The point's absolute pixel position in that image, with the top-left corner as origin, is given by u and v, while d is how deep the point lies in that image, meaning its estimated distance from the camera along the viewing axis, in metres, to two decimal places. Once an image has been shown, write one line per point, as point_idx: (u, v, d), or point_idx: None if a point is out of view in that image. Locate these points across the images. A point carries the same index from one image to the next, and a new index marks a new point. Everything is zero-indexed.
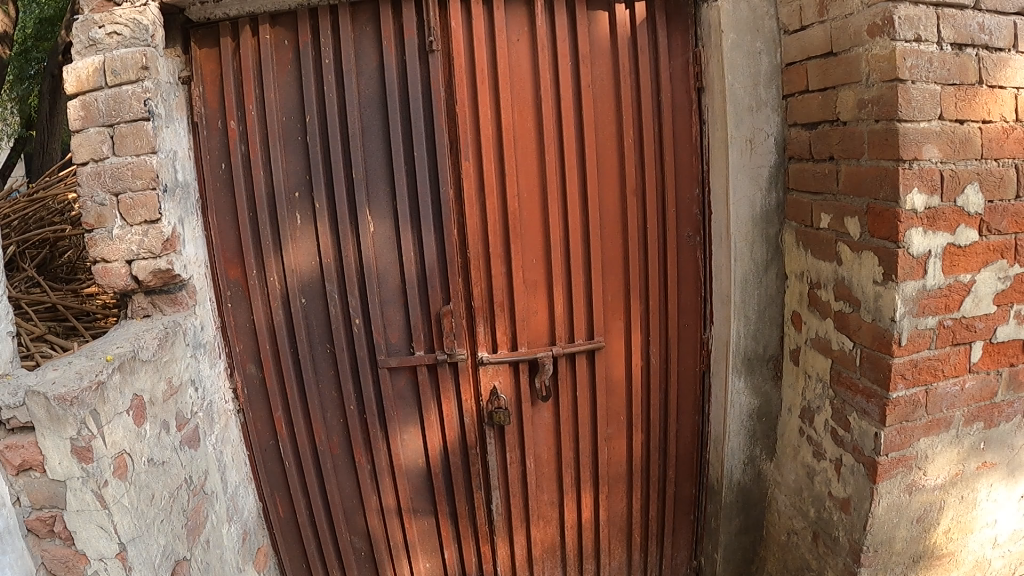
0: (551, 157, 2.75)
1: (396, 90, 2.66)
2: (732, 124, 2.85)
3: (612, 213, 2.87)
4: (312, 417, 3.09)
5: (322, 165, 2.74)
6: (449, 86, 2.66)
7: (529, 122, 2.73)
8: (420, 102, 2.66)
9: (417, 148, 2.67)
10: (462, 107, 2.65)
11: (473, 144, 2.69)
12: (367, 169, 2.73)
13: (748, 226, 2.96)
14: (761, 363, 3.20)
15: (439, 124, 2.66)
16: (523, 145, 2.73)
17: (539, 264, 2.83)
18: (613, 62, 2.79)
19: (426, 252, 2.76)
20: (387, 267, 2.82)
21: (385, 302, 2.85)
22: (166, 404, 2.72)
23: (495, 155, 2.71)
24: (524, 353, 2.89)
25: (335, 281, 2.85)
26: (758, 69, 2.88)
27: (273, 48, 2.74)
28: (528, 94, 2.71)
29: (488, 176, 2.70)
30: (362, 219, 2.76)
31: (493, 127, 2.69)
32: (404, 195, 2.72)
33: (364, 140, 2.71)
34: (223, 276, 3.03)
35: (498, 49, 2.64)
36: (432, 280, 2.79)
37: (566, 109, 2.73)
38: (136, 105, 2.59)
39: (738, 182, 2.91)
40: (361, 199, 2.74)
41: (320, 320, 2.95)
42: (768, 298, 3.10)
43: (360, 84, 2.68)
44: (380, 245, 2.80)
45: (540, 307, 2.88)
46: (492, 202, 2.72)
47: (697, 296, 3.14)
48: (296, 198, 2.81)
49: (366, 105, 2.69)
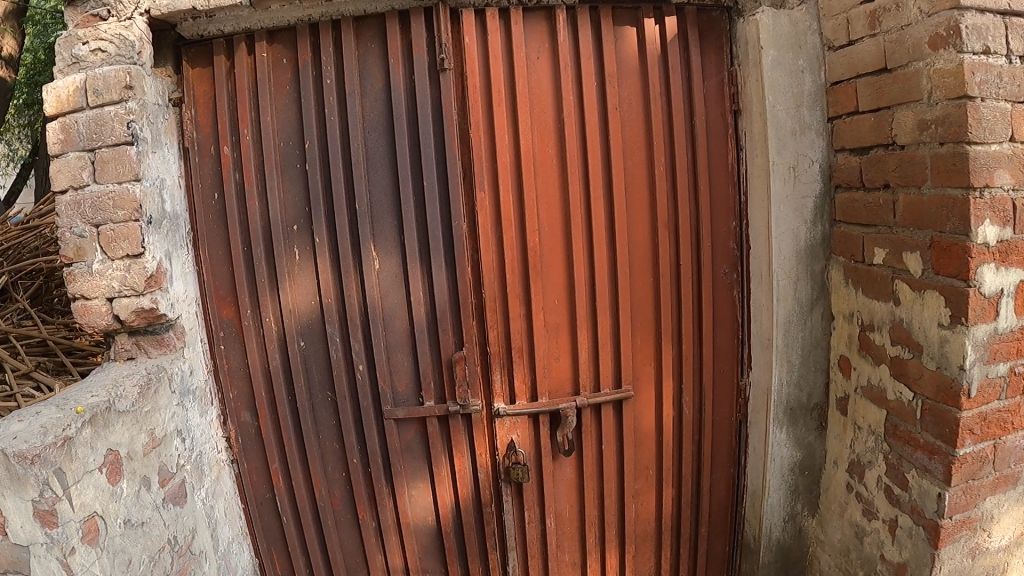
0: (575, 187, 2.46)
1: (403, 113, 2.39)
2: (774, 149, 2.58)
3: (642, 248, 2.58)
4: (312, 470, 2.83)
5: (323, 196, 2.48)
6: (462, 109, 2.39)
7: (551, 148, 2.45)
8: (431, 126, 2.38)
9: (427, 177, 2.40)
10: (475, 133, 2.38)
11: (489, 173, 2.41)
12: (371, 200, 2.45)
13: (793, 262, 2.67)
14: (804, 414, 2.90)
15: (451, 151, 2.38)
16: (545, 174, 2.45)
17: (561, 305, 2.55)
18: (643, 81, 2.51)
19: (436, 293, 2.48)
20: (393, 309, 2.54)
21: (392, 346, 2.57)
22: (147, 458, 2.44)
23: (513, 185, 2.43)
24: (546, 404, 2.59)
25: (336, 323, 2.59)
26: (801, 88, 2.62)
27: (270, 67, 2.51)
28: (549, 117, 2.44)
29: (505, 209, 2.42)
30: (366, 256, 2.49)
31: (511, 155, 2.42)
32: (412, 230, 2.44)
33: (368, 169, 2.44)
34: (217, 316, 2.78)
35: (517, 67, 2.37)
36: (443, 322, 2.51)
37: (591, 134, 2.45)
38: (119, 127, 2.38)
39: (781, 215, 2.62)
40: (365, 233, 2.47)
41: (321, 364, 2.68)
42: (813, 340, 2.81)
43: (364, 105, 2.41)
44: (386, 285, 2.52)
45: (562, 352, 2.59)
46: (510, 237, 2.44)
47: (735, 339, 2.89)
48: (294, 232, 2.55)
49: (370, 130, 2.43)
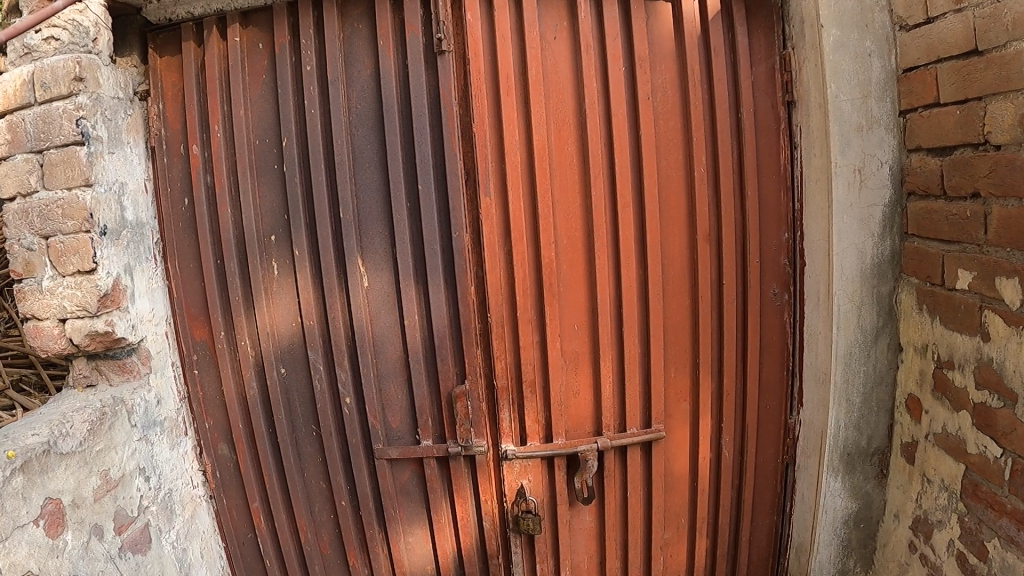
0: (599, 193, 2.01)
1: (395, 103, 1.95)
2: (837, 148, 2.17)
3: (677, 264, 2.17)
4: (295, 512, 2.45)
5: (302, 203, 2.05)
6: (464, 98, 1.93)
7: (570, 146, 1.99)
8: (426, 118, 1.93)
9: (423, 179, 1.94)
10: (479, 128, 1.92)
11: (497, 177, 1.95)
12: (359, 207, 2.01)
13: (857, 283, 2.27)
14: (862, 460, 2.53)
15: (450, 149, 1.92)
16: (563, 177, 1.99)
17: (582, 332, 2.11)
18: (679, 68, 2.11)
19: (434, 317, 2.02)
20: (385, 331, 2.08)
21: (383, 377, 2.13)
22: (99, 504, 2.12)
23: (527, 191, 1.97)
24: (562, 445, 2.19)
25: (320, 348, 2.16)
26: (868, 75, 2.21)
27: (244, 53, 2.17)
28: (569, 109, 1.98)
29: (516, 221, 1.96)
30: (352, 272, 2.02)
31: (523, 152, 1.96)
32: (405, 245, 1.99)
33: (355, 169, 2.00)
34: (189, 337, 2.44)
35: (530, 48, 1.92)
36: (441, 351, 2.04)
37: (619, 129, 2.00)
38: (68, 125, 2.07)
39: (844, 226, 2.21)
40: (350, 244, 2.01)
41: (304, 396, 2.29)
42: (877, 376, 2.44)
43: (349, 95, 2.00)
44: (377, 308, 2.06)
45: (583, 388, 2.18)
46: (521, 251, 1.97)
47: (783, 369, 2.50)
48: (272, 244, 2.16)
49: (357, 123, 1.99)
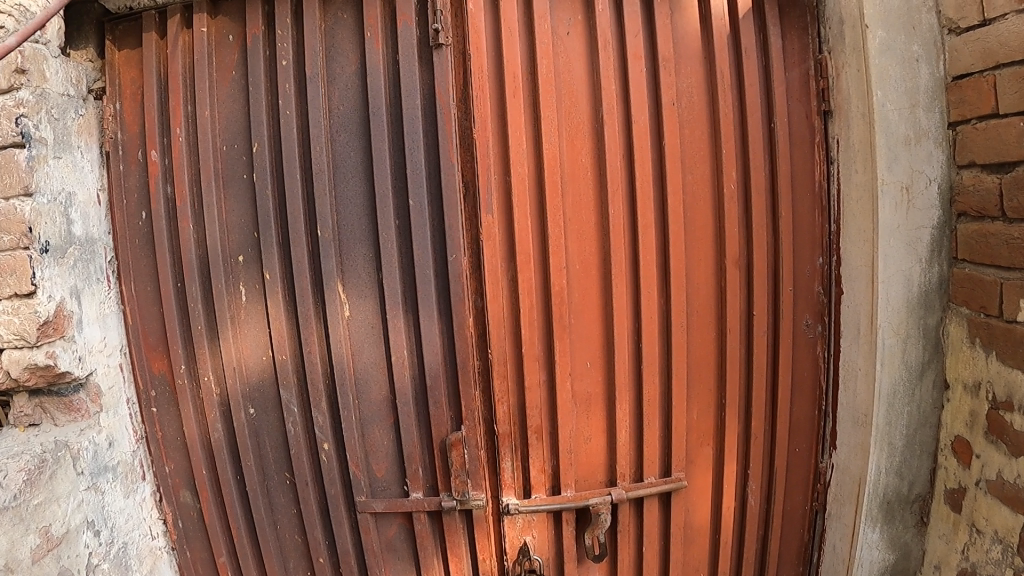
0: (618, 210, 1.73)
1: (384, 105, 1.67)
2: (884, 164, 1.92)
3: (703, 292, 1.90)
4: (265, 569, 2.14)
5: (274, 218, 1.77)
6: (464, 101, 1.66)
7: (583, 156, 1.71)
8: (419, 122, 1.66)
9: (415, 192, 1.66)
10: (480, 135, 1.64)
11: (502, 192, 1.66)
12: (339, 224, 1.72)
13: (903, 316, 2.03)
14: (902, 508, 2.25)
15: (447, 158, 1.64)
16: (576, 191, 1.71)
17: (595, 369, 1.83)
18: (707, 71, 1.86)
19: (426, 353, 1.73)
20: (368, 366, 1.79)
21: (367, 420, 1.85)
22: (37, 566, 1.80)
23: (535, 207, 1.68)
24: (572, 498, 1.89)
25: (294, 386, 1.87)
26: (916, 83, 1.98)
27: (212, 47, 1.91)
28: (584, 114, 1.71)
29: (522, 241, 1.67)
30: (330, 299, 1.74)
31: (531, 163, 1.68)
32: (393, 270, 1.69)
33: (335, 180, 1.71)
34: (147, 370, 2.15)
35: (541, 43, 1.66)
36: (435, 391, 1.75)
37: (641, 138, 1.74)
38: (6, 124, 1.78)
39: (891, 250, 1.96)
40: (329, 268, 1.72)
41: (276, 440, 2.00)
42: (921, 417, 2.18)
43: (331, 95, 1.72)
44: (360, 341, 1.78)
45: (596, 432, 1.90)
46: (528, 277, 1.68)
47: (814, 409, 2.25)
48: (239, 265, 1.87)
49: (339, 127, 1.71)
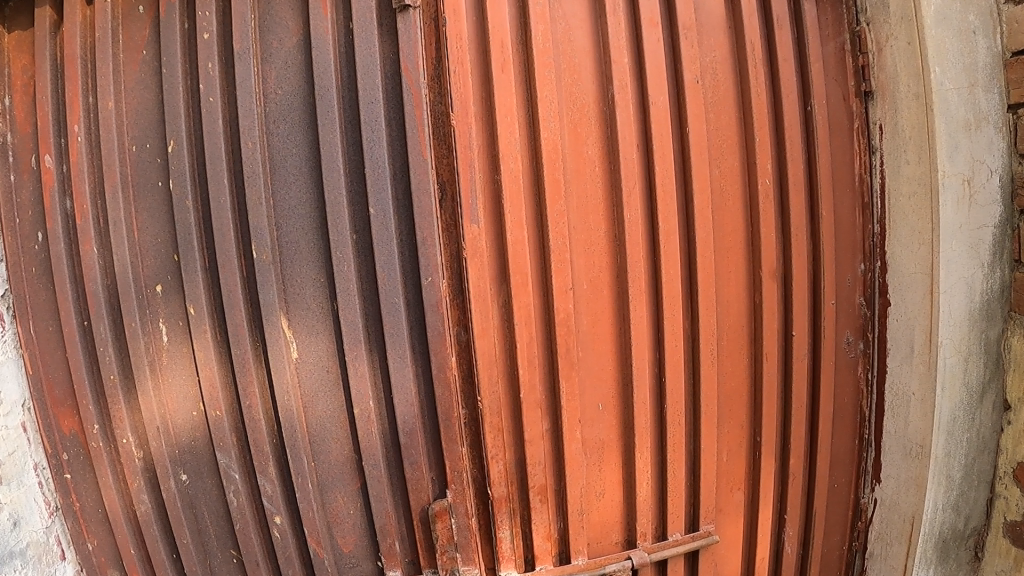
0: (635, 214, 1.36)
1: (333, 87, 1.27)
2: (944, 153, 1.62)
3: (736, 311, 1.54)
4: None
5: (197, 236, 1.38)
6: (437, 78, 1.27)
7: (589, 147, 1.35)
8: (381, 104, 1.25)
9: (377, 198, 1.25)
10: (460, 121, 1.25)
11: (490, 194, 1.27)
12: (280, 241, 1.31)
13: (964, 330, 1.72)
14: (957, 546, 1.91)
15: (417, 153, 1.24)
16: (582, 191, 1.34)
17: (608, 413, 1.44)
18: (735, 44, 1.53)
19: (398, 405, 1.32)
20: (324, 421, 1.41)
21: (326, 486, 1.46)
22: None
23: (531, 213, 1.30)
24: (585, 567, 1.47)
25: (236, 447, 1.49)
26: (973, 59, 1.68)
27: (118, 24, 1.51)
28: (589, 95, 1.35)
29: (517, 257, 1.27)
30: (271, 338, 1.35)
31: (524, 157, 1.30)
32: (351, 299, 1.28)
33: (273, 186, 1.31)
34: (55, 430, 1.72)
35: (535, 4, 1.30)
36: (411, 450, 1.35)
37: (660, 125, 1.38)
38: None
39: (953, 255, 1.66)
40: (268, 298, 1.32)
41: (218, 511, 1.62)
42: (980, 444, 1.85)
43: (265, 76, 1.33)
44: (314, 390, 1.39)
45: (611, 486, 1.50)
46: (525, 303, 1.29)
47: (855, 438, 1.90)
48: (157, 297, 1.49)
49: (276, 118, 1.31)
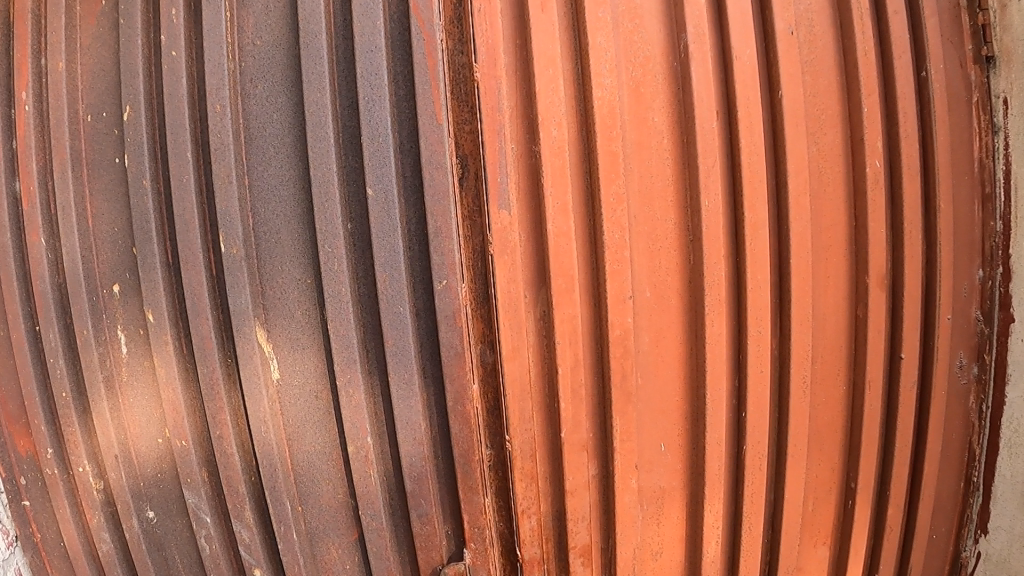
0: (715, 200, 1.05)
1: (323, 33, 0.96)
2: None
3: (831, 327, 1.23)
4: None
5: (156, 224, 1.11)
6: (457, 13, 0.92)
7: (655, 113, 1.03)
8: (383, 54, 0.93)
9: (377, 176, 0.93)
10: (485, 74, 0.91)
11: (525, 172, 0.94)
12: (255, 231, 1.03)
13: None
14: None
15: (429, 116, 0.91)
16: (646, 170, 1.02)
17: (672, 455, 1.12)
18: None
19: (403, 444, 1.02)
20: (312, 457, 1.12)
21: (315, 537, 1.16)
22: None
23: (579, 196, 0.97)
24: None
25: (207, 483, 1.21)
26: None
27: None
28: (654, 47, 1.04)
29: (561, 256, 0.95)
30: (243, 354, 1.06)
31: (570, 122, 0.96)
32: (344, 308, 0.98)
33: (247, 160, 1.02)
34: (9, 449, 1.44)
35: None
36: (419, 500, 1.05)
37: (745, 85, 1.07)
38: None
39: None
40: (240, 303, 1.04)
41: (189, 555, 1.35)
42: None
43: (241, 22, 1.03)
44: (298, 421, 1.11)
45: (673, 545, 1.17)
46: (573, 315, 0.97)
47: (961, 481, 1.53)
48: (114, 300, 1.21)
49: (252, 75, 1.02)
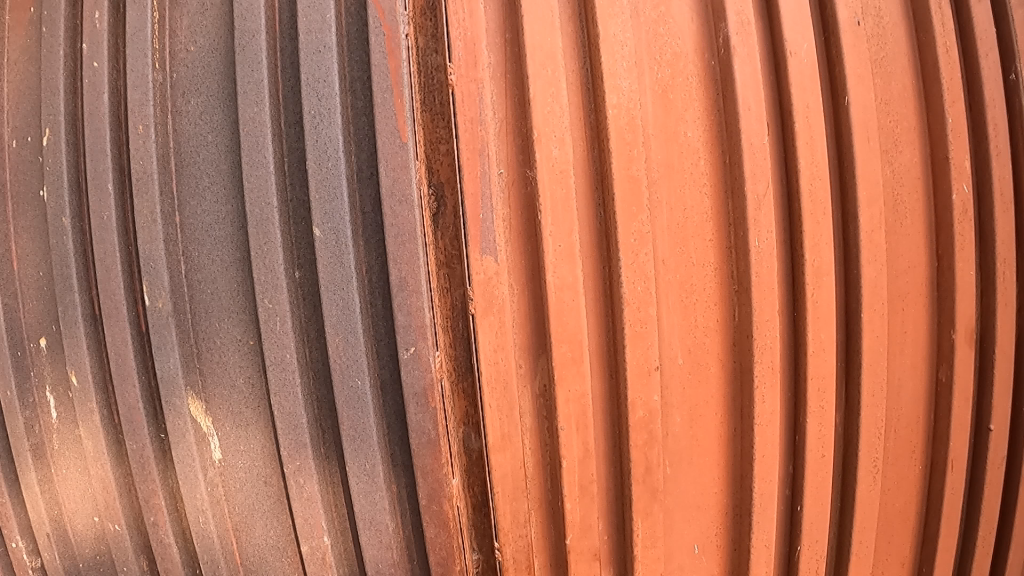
0: (767, 240, 0.82)
1: (263, 32, 0.76)
2: None
3: (909, 391, 0.99)
4: None
5: (77, 269, 0.92)
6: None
7: (689, 126, 0.81)
8: (336, 56, 0.73)
9: (326, 212, 0.73)
10: (462, 77, 0.70)
11: (519, 206, 0.72)
12: (187, 280, 0.83)
13: None
14: None
15: (390, 134, 0.70)
16: (677, 201, 0.80)
17: (709, 559, 0.88)
18: None
19: (364, 548, 0.80)
20: (264, 553, 0.88)
21: None
22: None
23: (588, 236, 0.75)
24: None
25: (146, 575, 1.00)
26: None
27: None
28: (685, 43, 0.82)
29: (566, 316, 0.73)
30: (174, 429, 0.86)
31: (576, 139, 0.74)
32: (290, 378, 0.78)
33: (177, 193, 0.83)
34: None
35: None
36: None
37: (803, 90, 0.86)
38: None
39: None
40: (170, 368, 0.84)
41: None
42: None
43: (172, 23, 0.84)
44: (246, 508, 0.87)
45: None
46: (585, 391, 0.75)
47: None
48: (41, 355, 0.99)
49: (183, 88, 0.83)
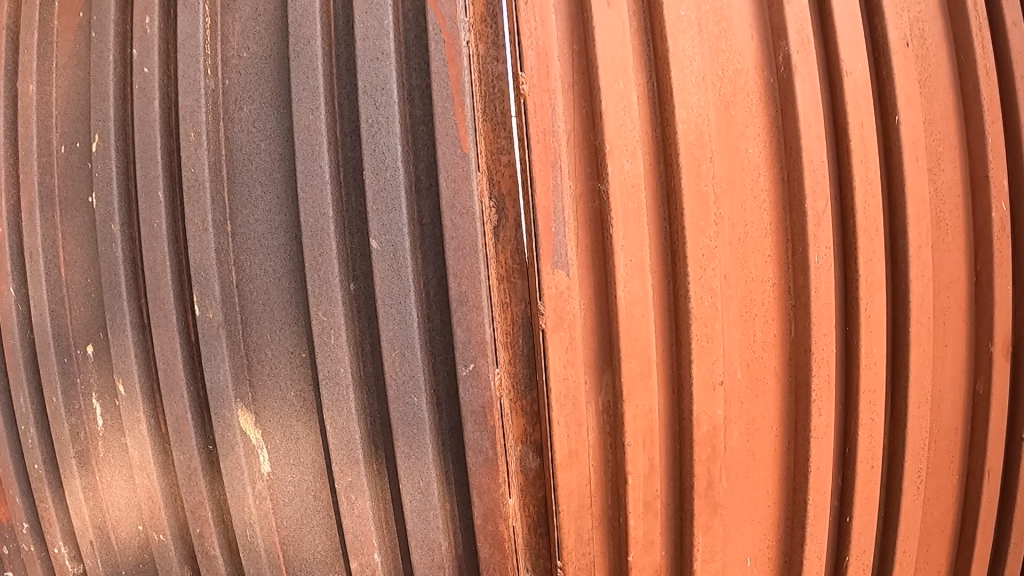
0: (824, 257, 0.79)
1: (318, 38, 0.74)
2: None
3: (951, 404, 0.95)
4: None
5: (125, 276, 0.91)
6: (490, 7, 0.68)
7: (750, 143, 0.78)
8: (394, 65, 0.71)
9: (383, 223, 0.71)
10: (535, 87, 0.68)
11: (587, 220, 0.70)
12: (239, 289, 0.82)
13: None
14: None
15: (452, 145, 0.68)
16: (737, 217, 0.77)
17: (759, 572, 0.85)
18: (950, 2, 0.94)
19: (415, 566, 0.77)
20: (311, 568, 0.86)
21: None
22: None
23: (656, 251, 0.72)
24: None
25: None
26: None
27: None
28: (743, 59, 0.79)
29: (638, 332, 0.71)
30: (223, 441, 0.84)
31: (645, 153, 0.72)
32: (343, 391, 0.76)
33: (229, 202, 0.81)
34: None
35: None
36: None
37: (858, 110, 0.82)
38: None
39: None
40: (220, 379, 0.83)
41: None
42: None
43: (224, 27, 0.83)
44: (294, 522, 0.86)
45: None
46: (651, 407, 0.73)
47: None
48: (88, 362, 0.99)
49: (236, 95, 0.81)
